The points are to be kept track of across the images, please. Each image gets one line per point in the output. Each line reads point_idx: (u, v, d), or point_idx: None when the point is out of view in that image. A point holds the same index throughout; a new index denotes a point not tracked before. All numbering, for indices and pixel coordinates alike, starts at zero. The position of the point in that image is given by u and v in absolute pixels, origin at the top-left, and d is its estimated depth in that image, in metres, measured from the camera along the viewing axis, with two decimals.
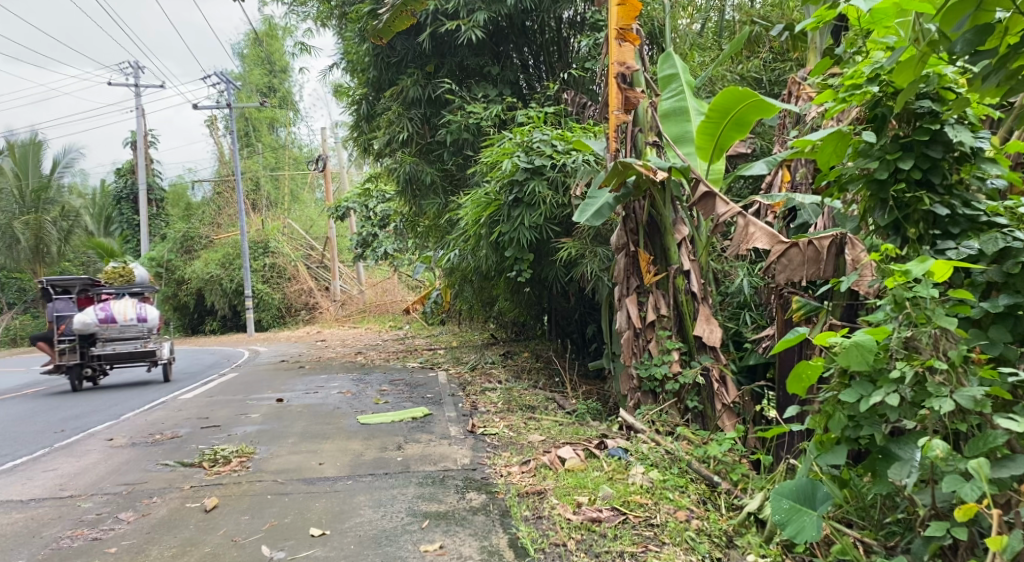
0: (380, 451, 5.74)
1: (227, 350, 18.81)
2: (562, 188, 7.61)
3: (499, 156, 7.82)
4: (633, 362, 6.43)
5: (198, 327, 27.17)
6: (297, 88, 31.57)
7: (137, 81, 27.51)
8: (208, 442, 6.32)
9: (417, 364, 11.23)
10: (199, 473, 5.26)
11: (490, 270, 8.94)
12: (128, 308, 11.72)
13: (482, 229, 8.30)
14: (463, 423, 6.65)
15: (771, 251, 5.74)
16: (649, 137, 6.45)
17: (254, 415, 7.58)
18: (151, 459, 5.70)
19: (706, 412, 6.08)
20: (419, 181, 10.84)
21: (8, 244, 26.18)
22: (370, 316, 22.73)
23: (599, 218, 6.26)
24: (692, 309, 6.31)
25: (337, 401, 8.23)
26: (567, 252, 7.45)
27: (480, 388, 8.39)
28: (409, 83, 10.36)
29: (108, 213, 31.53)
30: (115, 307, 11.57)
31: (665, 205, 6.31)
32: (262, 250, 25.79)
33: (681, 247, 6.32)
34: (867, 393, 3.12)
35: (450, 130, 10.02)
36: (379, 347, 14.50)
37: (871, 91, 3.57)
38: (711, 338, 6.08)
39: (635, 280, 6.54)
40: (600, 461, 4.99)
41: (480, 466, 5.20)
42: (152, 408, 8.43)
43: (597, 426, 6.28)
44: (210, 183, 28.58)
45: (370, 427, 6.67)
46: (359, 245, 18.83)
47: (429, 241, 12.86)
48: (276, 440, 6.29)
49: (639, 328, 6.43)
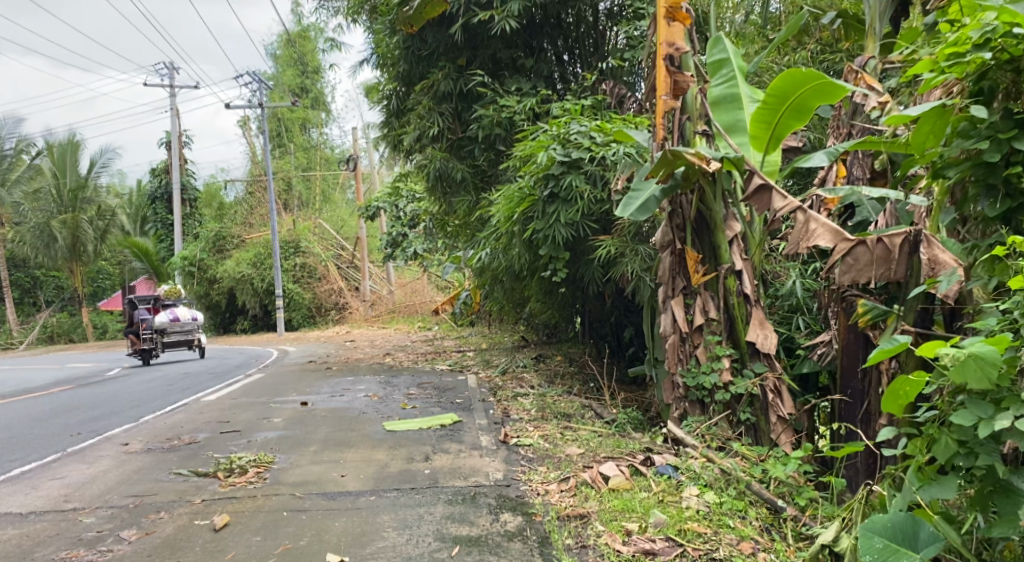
0: (406, 463, 5.34)
1: (255, 350, 18.62)
2: (600, 182, 7.17)
3: (533, 148, 7.37)
4: (678, 370, 5.98)
5: (229, 326, 27.23)
6: (329, 88, 31.40)
7: (171, 81, 27.55)
8: (226, 449, 5.96)
9: (446, 366, 10.84)
10: (213, 484, 4.90)
11: (523, 270, 8.50)
12: (186, 311, 15.10)
13: (515, 226, 7.86)
14: (494, 432, 6.23)
15: (835, 250, 5.23)
16: (699, 126, 5.94)
17: (276, 420, 7.24)
18: (164, 467, 5.36)
19: (759, 425, 5.61)
20: (449, 178, 10.44)
21: (46, 244, 26.36)
22: (399, 316, 22.52)
23: (644, 212, 5.75)
24: (745, 313, 5.79)
25: (363, 405, 7.86)
26: (606, 251, 6.98)
27: (512, 394, 7.94)
28: (440, 76, 9.94)
29: (143, 212, 31.75)
30: (178, 309, 14.93)
31: (715, 196, 5.80)
32: (292, 250, 25.75)
33: (732, 243, 5.81)
34: (987, 415, 2.74)
35: (482, 125, 9.64)
36: (407, 348, 14.19)
37: (983, 59, 3.14)
38: (765, 345, 5.59)
39: (681, 280, 6.06)
40: (649, 480, 4.55)
41: (514, 482, 4.76)
42: (174, 411, 8.15)
43: (640, 439, 5.82)
44: (242, 183, 28.52)
45: (396, 435, 6.27)
46: (388, 245, 18.47)
47: (459, 241, 12.49)
48: (297, 449, 5.92)
49: (686, 333, 5.94)
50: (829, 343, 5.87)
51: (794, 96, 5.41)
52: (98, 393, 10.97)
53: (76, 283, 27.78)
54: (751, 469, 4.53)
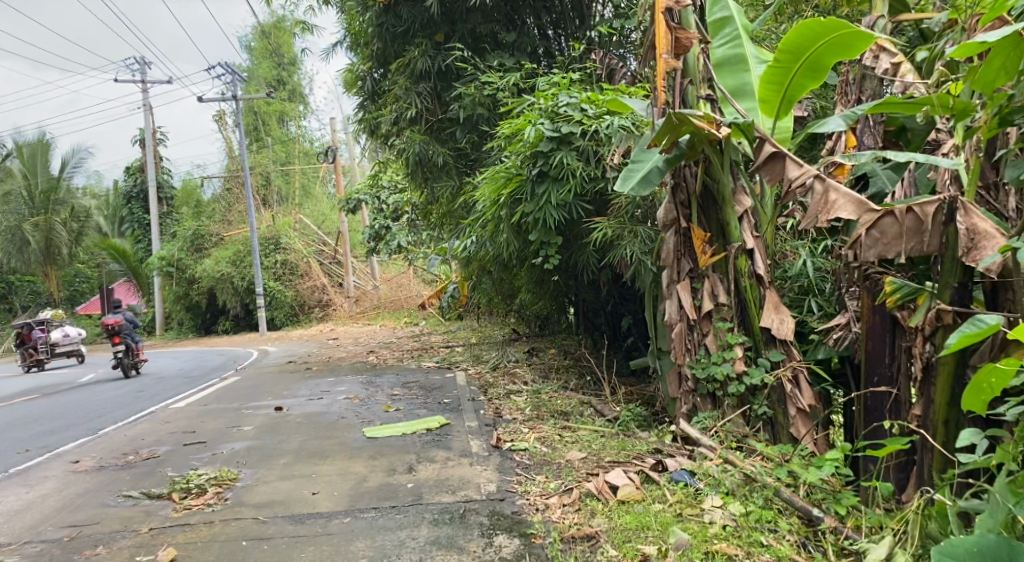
0: (387, 475, 4.75)
1: (235, 351, 17.94)
2: (593, 159, 6.61)
3: (520, 124, 6.79)
4: (686, 361, 5.46)
5: (211, 327, 26.43)
6: (306, 80, 30.61)
7: (143, 76, 26.74)
8: (186, 464, 5.35)
9: (433, 363, 10.26)
10: (166, 508, 4.30)
11: (512, 258, 7.92)
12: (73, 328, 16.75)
13: (502, 210, 7.28)
14: (486, 435, 5.65)
15: (859, 223, 4.69)
16: (702, 90, 5.34)
17: (247, 428, 6.63)
18: (113, 488, 4.75)
19: (777, 419, 5.08)
20: (430, 163, 9.82)
21: (19, 247, 25.49)
22: (384, 312, 21.88)
23: (647, 185, 5.18)
24: (757, 295, 5.23)
25: (343, 408, 7.27)
26: (602, 233, 6.40)
27: (504, 391, 7.36)
28: (417, 54, 9.35)
29: (119, 212, 30.88)
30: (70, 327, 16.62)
31: (723, 164, 5.17)
32: (272, 247, 24.99)
33: (742, 220, 5.25)
34: None
35: (463, 105, 9.05)
36: (392, 345, 13.58)
37: None
38: (782, 331, 5.03)
39: (687, 262, 5.52)
40: (662, 488, 4.01)
41: (509, 495, 4.21)
42: (137, 421, 7.52)
43: (647, 438, 5.27)
44: (220, 179, 27.49)
45: (377, 442, 5.68)
46: (371, 239, 17.72)
47: (443, 232, 11.88)
48: (267, 461, 5.32)
49: (694, 321, 5.41)
50: (847, 326, 5.34)
51: (809, 51, 4.88)
52: (64, 402, 10.30)
53: (52, 287, 26.85)
54: (778, 473, 4.00)
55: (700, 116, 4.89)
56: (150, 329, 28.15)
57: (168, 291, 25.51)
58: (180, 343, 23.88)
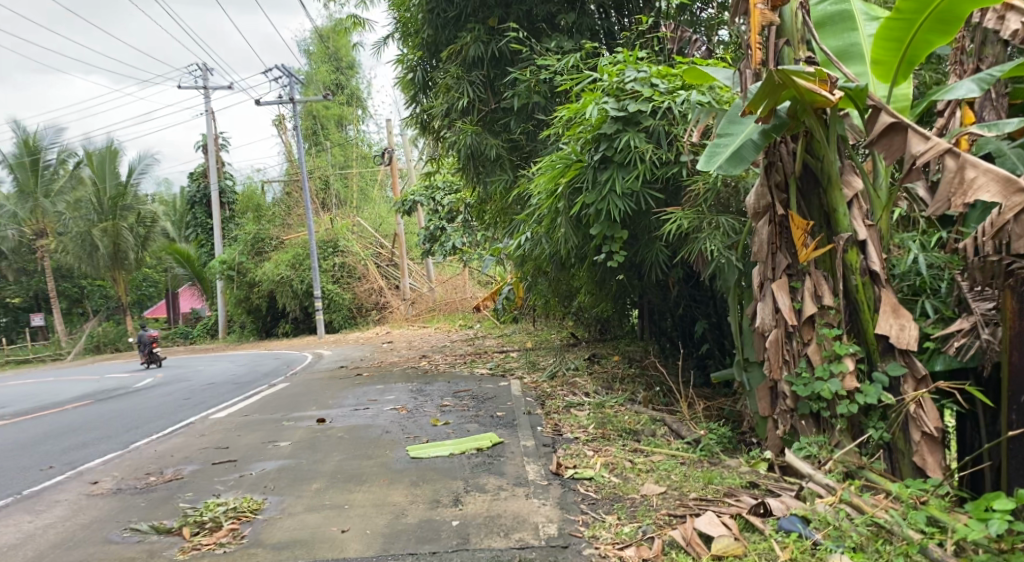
0: (429, 508, 4.06)
1: (291, 355, 17.58)
2: (665, 141, 5.81)
3: (581, 104, 6.05)
4: (783, 376, 4.60)
5: (271, 330, 26.30)
6: (363, 84, 30.39)
7: (204, 83, 26.86)
8: (210, 488, 4.78)
9: (487, 370, 9.55)
10: (174, 548, 3.72)
11: (571, 256, 7.16)
12: None
13: (560, 202, 6.50)
14: (544, 458, 4.91)
15: (1004, 211, 3.80)
16: (801, 53, 4.46)
17: (283, 443, 6.05)
18: (122, 519, 4.20)
19: (896, 445, 4.24)
20: (483, 156, 9.12)
21: (89, 253, 25.75)
22: (440, 315, 21.35)
23: (740, 162, 4.33)
24: (871, 297, 4.40)
25: (388, 421, 6.63)
26: (677, 226, 5.59)
27: (564, 404, 6.58)
28: (469, 40, 8.68)
29: (184, 217, 31.18)
30: None
31: (828, 140, 4.36)
32: (331, 250, 24.73)
33: (851, 205, 4.42)
34: None
35: (517, 91, 8.34)
36: (446, 349, 12.94)
37: None
38: (903, 338, 4.22)
39: (784, 257, 4.65)
40: (769, 540, 3.23)
41: (574, 541, 3.49)
42: (173, 433, 7.03)
43: (736, 467, 4.45)
44: (280, 182, 27.37)
45: (420, 464, 5.01)
46: (427, 241, 17.03)
47: (498, 232, 11.17)
48: (298, 486, 4.70)
49: (793, 327, 4.52)
50: (972, 333, 4.25)
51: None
52: (112, 410, 9.94)
53: (120, 292, 27.14)
54: (920, 523, 3.17)
55: (810, 72, 4.03)
56: (213, 332, 28.35)
57: (229, 295, 25.51)
58: (240, 346, 23.79)
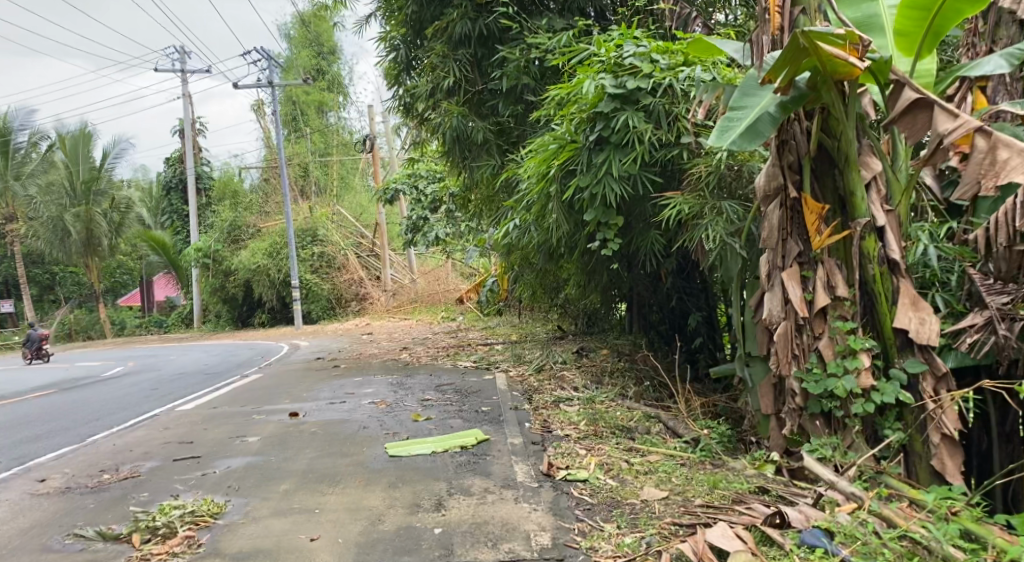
0: (407, 513, 3.68)
1: (266, 345, 17.06)
2: (666, 121, 5.44)
3: (575, 80, 5.66)
4: (792, 371, 4.26)
5: (247, 319, 25.70)
6: (346, 70, 29.70)
7: (181, 66, 26.09)
8: (168, 487, 4.37)
9: (470, 362, 9.17)
10: (121, 557, 3.32)
11: (561, 245, 6.78)
12: None
13: (551, 186, 6.05)
14: (534, 458, 4.54)
15: None
16: (818, 22, 4.12)
17: (252, 438, 5.64)
18: (67, 523, 3.78)
19: (913, 448, 3.95)
20: (469, 140, 8.71)
21: (60, 238, 25.00)
22: (422, 307, 20.91)
23: (757, 136, 3.98)
24: (889, 288, 4.09)
25: (365, 416, 6.23)
26: (676, 212, 5.22)
27: (552, 399, 6.22)
28: (456, 16, 8.24)
29: (160, 204, 30.43)
30: None
31: (847, 116, 4.03)
32: (309, 239, 24.11)
33: (869, 189, 4.12)
34: None
35: (505, 70, 7.93)
36: (428, 341, 12.53)
37: None
38: (923, 333, 3.92)
39: (795, 244, 4.30)
40: (790, 557, 2.89)
41: (569, 554, 3.15)
42: (136, 425, 6.58)
43: (741, 469, 4.11)
44: (258, 169, 26.70)
45: (399, 464, 4.62)
46: (409, 230, 16.52)
47: (483, 220, 10.75)
48: (265, 486, 4.31)
49: (804, 319, 4.18)
50: (987, 328, 3.92)
51: None
52: (74, 399, 9.43)
53: (92, 279, 26.41)
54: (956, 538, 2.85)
55: (840, 35, 3.73)
56: (188, 321, 27.70)
57: (205, 283, 24.89)
58: (215, 336, 23.20)
